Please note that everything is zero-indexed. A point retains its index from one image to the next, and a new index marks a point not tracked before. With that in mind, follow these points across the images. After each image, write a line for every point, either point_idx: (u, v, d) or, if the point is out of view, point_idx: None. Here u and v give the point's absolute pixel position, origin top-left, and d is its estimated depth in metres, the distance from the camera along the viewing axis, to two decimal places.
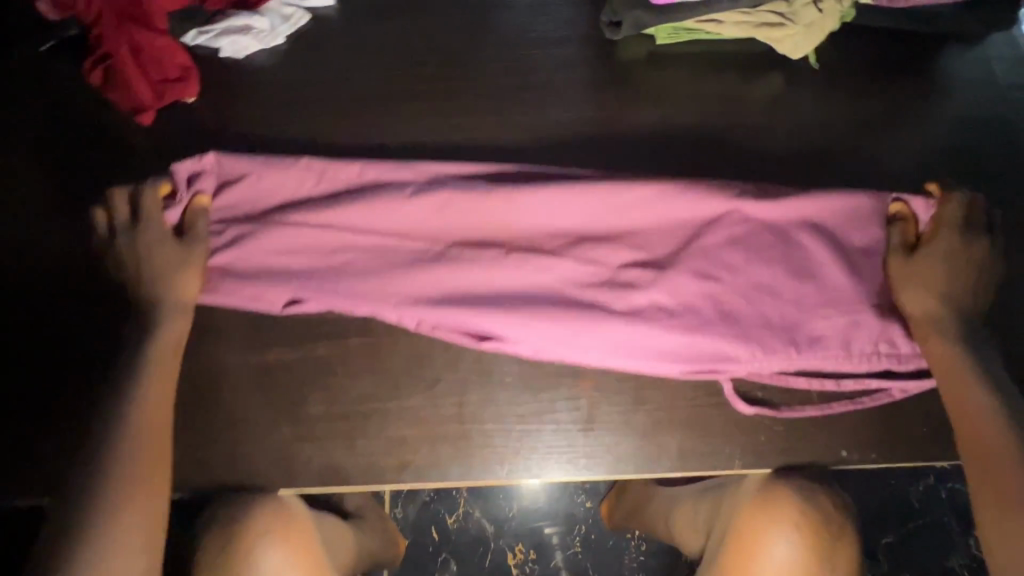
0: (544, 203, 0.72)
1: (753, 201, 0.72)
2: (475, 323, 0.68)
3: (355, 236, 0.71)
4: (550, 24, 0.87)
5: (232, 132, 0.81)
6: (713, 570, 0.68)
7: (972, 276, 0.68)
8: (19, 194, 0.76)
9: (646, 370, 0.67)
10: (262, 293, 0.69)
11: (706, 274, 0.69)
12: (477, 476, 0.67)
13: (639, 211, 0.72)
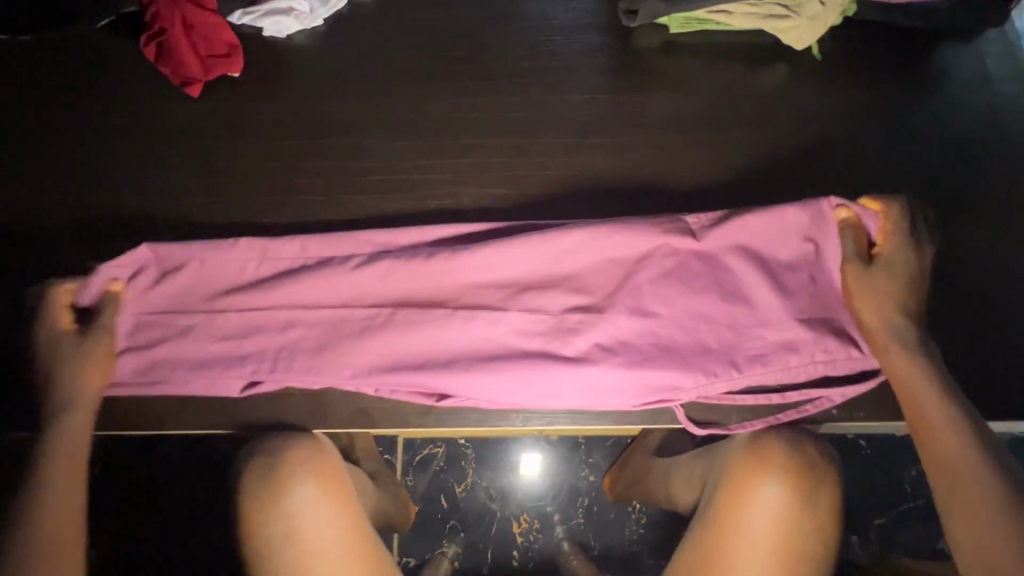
0: (491, 258, 0.74)
1: (682, 237, 0.74)
2: (428, 384, 0.71)
3: (313, 291, 0.74)
4: (570, 13, 0.93)
5: (274, 107, 0.88)
6: (708, 522, 0.70)
7: (919, 284, 0.70)
8: (81, 162, 0.85)
9: (599, 405, 0.71)
10: (233, 330, 0.73)
11: (642, 306, 0.72)
12: (494, 422, 0.74)
13: (576, 255, 0.74)
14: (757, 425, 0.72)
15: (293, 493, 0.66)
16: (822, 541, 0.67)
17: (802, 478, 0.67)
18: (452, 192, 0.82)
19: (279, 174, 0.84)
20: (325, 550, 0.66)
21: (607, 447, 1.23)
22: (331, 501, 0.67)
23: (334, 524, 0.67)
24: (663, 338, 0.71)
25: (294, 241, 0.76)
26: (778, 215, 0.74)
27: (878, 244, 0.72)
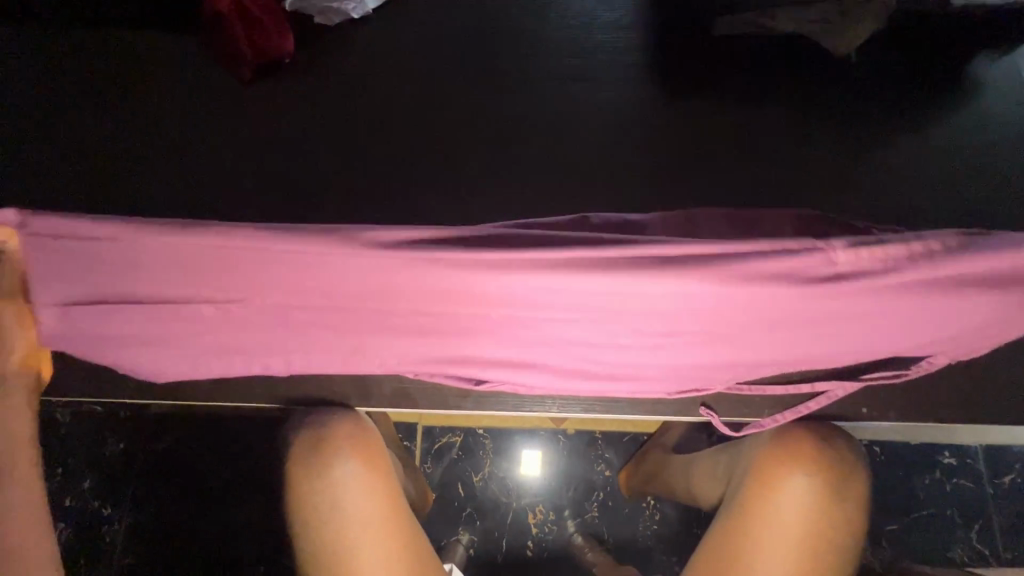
0: (524, 286, 0.57)
1: (817, 284, 0.56)
2: (469, 373, 0.70)
3: (308, 287, 0.60)
4: (611, 11, 0.95)
5: (321, 91, 0.90)
6: (734, 508, 0.72)
7: None
8: (123, 136, 0.85)
9: (633, 391, 0.73)
10: (247, 324, 0.65)
11: (731, 333, 0.63)
12: (530, 406, 0.77)
13: (671, 291, 0.56)
14: (790, 416, 0.73)
15: (335, 466, 0.68)
16: (848, 535, 0.68)
17: (829, 473, 0.69)
18: (491, 182, 0.83)
19: (320, 155, 0.85)
20: (367, 523, 0.68)
21: (624, 442, 1.25)
22: (371, 475, 0.69)
23: (374, 498, 0.69)
24: (737, 359, 0.68)
25: (259, 237, 0.55)
26: (959, 263, 0.55)
27: None
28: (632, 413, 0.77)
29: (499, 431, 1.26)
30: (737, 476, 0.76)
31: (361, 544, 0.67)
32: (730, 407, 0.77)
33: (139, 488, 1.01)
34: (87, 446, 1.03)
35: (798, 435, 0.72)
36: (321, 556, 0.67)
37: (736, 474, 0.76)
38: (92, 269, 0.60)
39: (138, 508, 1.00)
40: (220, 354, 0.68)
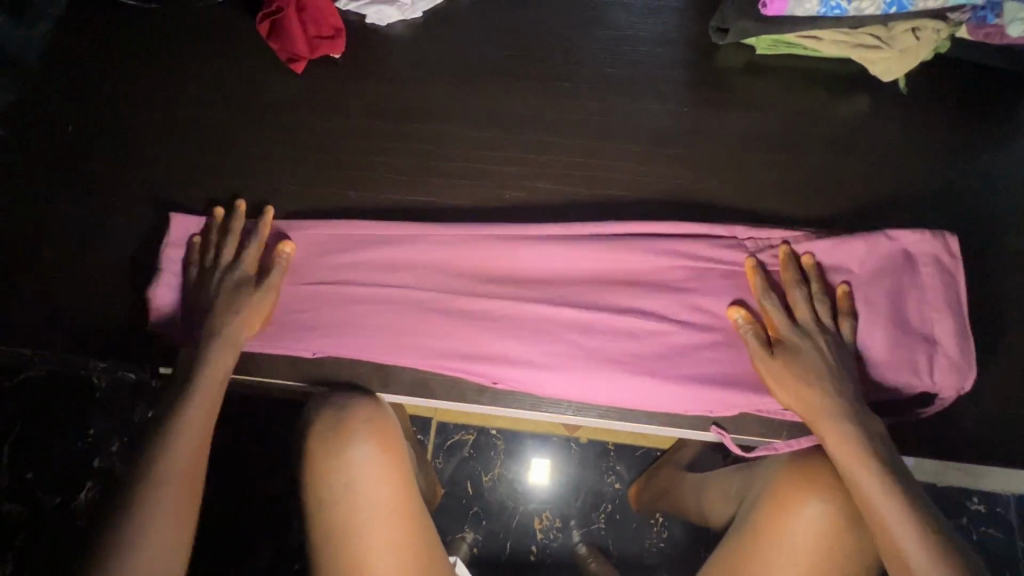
0: (547, 260, 0.78)
1: (737, 256, 0.77)
2: (486, 370, 0.74)
3: (381, 261, 0.80)
4: (658, 25, 0.95)
5: (368, 88, 0.94)
6: (746, 528, 0.71)
7: (823, 354, 0.68)
8: (198, 133, 0.95)
9: (650, 406, 0.73)
10: (316, 289, 0.79)
11: (701, 319, 0.75)
12: (545, 409, 0.76)
13: (628, 267, 0.78)
14: (806, 442, 0.72)
15: (354, 446, 0.70)
16: (862, 563, 0.66)
17: (850, 501, 0.66)
18: (525, 188, 0.85)
19: (364, 153, 0.89)
20: (380, 506, 0.69)
21: (636, 456, 1.24)
22: (387, 459, 0.71)
23: (387, 481, 0.70)
24: (731, 367, 0.73)
25: (359, 224, 0.81)
26: (839, 241, 0.76)
27: (772, 320, 0.71)
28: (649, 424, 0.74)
29: (511, 433, 1.26)
30: (753, 497, 0.74)
31: (373, 526, 0.69)
32: (749, 428, 0.75)
33: None
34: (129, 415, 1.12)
35: (816, 462, 0.69)
36: (332, 536, 0.68)
37: (752, 496, 0.75)
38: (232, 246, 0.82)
39: None
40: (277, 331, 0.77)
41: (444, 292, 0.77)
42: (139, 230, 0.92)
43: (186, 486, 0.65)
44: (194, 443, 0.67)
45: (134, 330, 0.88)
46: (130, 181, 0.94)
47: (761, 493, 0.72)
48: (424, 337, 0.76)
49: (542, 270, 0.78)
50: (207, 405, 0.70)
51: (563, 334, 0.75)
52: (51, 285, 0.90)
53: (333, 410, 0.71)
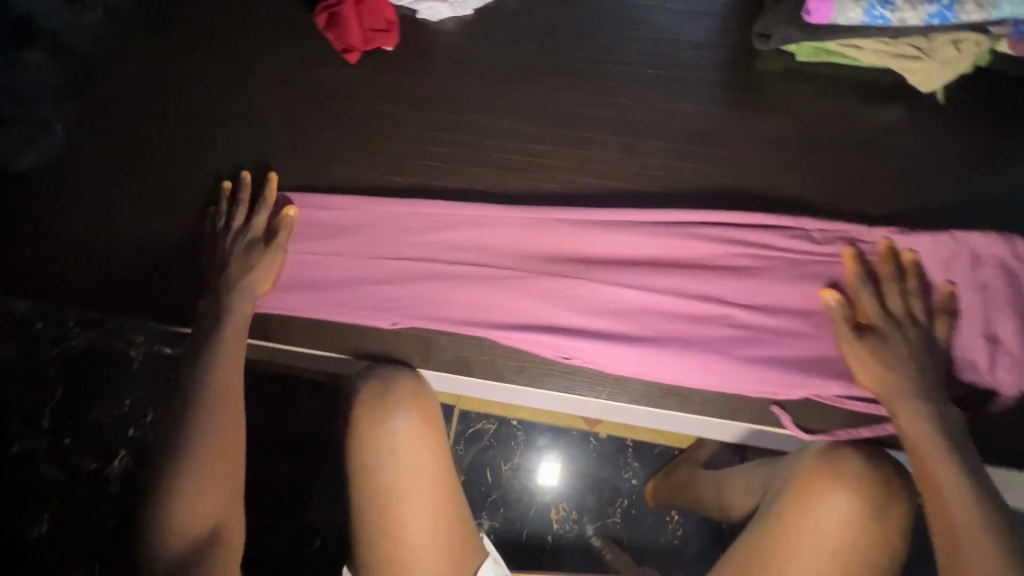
0: (617, 242, 0.83)
1: (802, 245, 0.81)
2: (560, 344, 0.77)
3: (429, 239, 0.85)
4: (700, 29, 0.98)
5: (418, 80, 0.98)
6: (772, 513, 0.73)
7: (917, 344, 0.70)
8: (254, 114, 1.00)
9: (715, 386, 0.75)
10: (364, 264, 0.84)
11: (770, 306, 0.78)
12: (578, 391, 0.78)
13: (693, 251, 0.82)
14: (866, 432, 0.73)
15: (397, 416, 0.73)
16: (886, 554, 0.68)
17: (878, 494, 0.68)
18: (564, 181, 0.88)
19: (411, 141, 0.93)
20: (418, 475, 0.72)
21: (654, 455, 1.24)
22: (427, 430, 0.74)
23: (427, 450, 0.74)
24: (798, 351, 0.76)
25: (408, 205, 0.87)
26: (908, 235, 0.79)
27: (865, 307, 0.74)
28: (679, 410, 0.76)
29: (532, 425, 1.28)
30: (781, 488, 0.76)
31: (410, 493, 0.72)
32: (777, 419, 0.76)
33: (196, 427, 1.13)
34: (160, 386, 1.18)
35: (845, 455, 0.71)
36: (372, 499, 0.71)
37: (779, 486, 0.77)
38: (321, 219, 0.88)
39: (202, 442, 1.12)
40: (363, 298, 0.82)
41: (518, 271, 0.81)
42: (193, 204, 0.97)
43: (224, 420, 0.71)
44: (227, 379, 0.73)
45: (182, 293, 0.92)
46: (191, 159, 0.99)
47: (788, 482, 0.74)
48: (476, 313, 0.80)
49: (614, 253, 0.82)
50: (234, 345, 0.76)
51: (638, 313, 0.79)
52: (104, 247, 0.96)
53: (381, 382, 0.75)
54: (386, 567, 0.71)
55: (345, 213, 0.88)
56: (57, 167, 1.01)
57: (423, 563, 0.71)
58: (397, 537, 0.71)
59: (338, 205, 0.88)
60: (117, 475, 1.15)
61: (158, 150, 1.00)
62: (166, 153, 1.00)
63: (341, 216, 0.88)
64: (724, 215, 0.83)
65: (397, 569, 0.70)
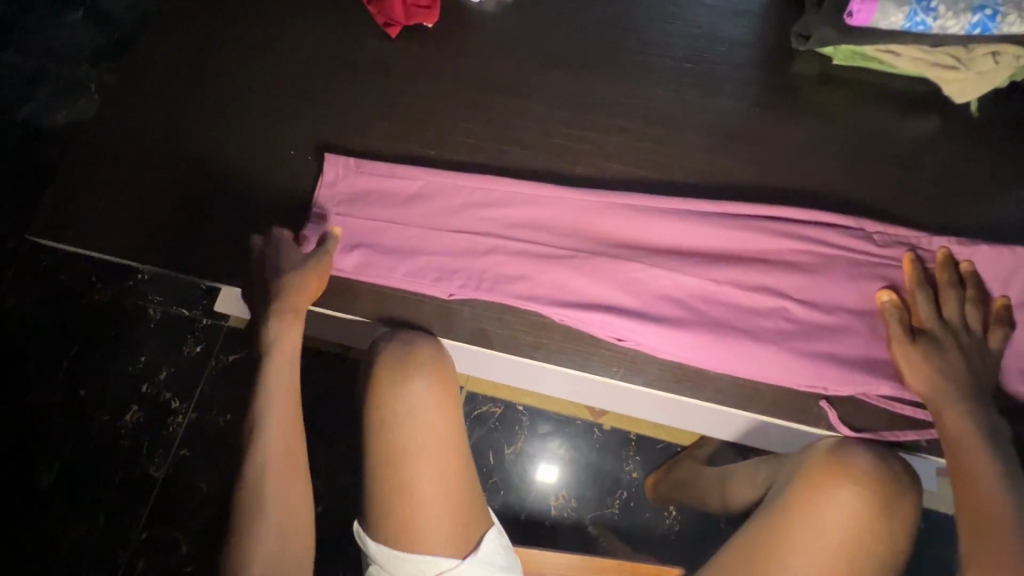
0: (669, 228, 0.81)
1: (860, 245, 0.80)
2: (611, 324, 0.77)
3: (458, 208, 0.84)
4: (738, 27, 0.99)
5: (455, 58, 1.00)
6: (780, 500, 0.73)
7: (969, 351, 0.71)
8: (294, 81, 1.02)
9: (762, 378, 0.75)
10: (388, 229, 0.84)
11: (826, 303, 0.78)
12: (593, 370, 0.78)
13: (747, 241, 0.80)
14: (911, 435, 0.74)
15: (412, 380, 0.75)
16: (892, 547, 0.68)
17: (883, 489, 0.69)
18: (592, 166, 0.90)
19: (444, 117, 0.95)
20: (430, 437, 0.74)
21: (656, 450, 1.23)
22: (441, 396, 0.76)
23: (445, 414, 0.76)
24: (845, 349, 0.76)
25: (439, 173, 0.86)
26: (968, 247, 0.79)
27: (920, 310, 0.74)
28: (693, 397, 0.76)
29: (537, 411, 1.27)
30: (787, 481, 0.76)
31: (420, 454, 0.73)
32: (791, 413, 0.76)
33: (209, 388, 1.19)
34: (174, 342, 1.22)
35: (853, 451, 0.72)
36: (382, 458, 0.73)
37: (785, 480, 0.77)
38: (377, 183, 0.87)
39: (217, 399, 1.18)
40: (412, 264, 0.82)
41: (542, 247, 0.81)
42: (224, 161, 0.98)
43: (284, 464, 0.72)
44: (283, 425, 0.73)
45: (211, 245, 0.93)
46: (226, 123, 1.00)
47: (798, 471, 0.75)
48: (509, 283, 0.80)
49: (672, 240, 0.81)
50: (286, 386, 0.74)
51: (691, 300, 0.78)
52: (135, 195, 0.97)
53: (408, 344, 0.77)
54: (393, 523, 0.72)
55: (397, 177, 0.87)
56: (95, 121, 1.03)
57: (429, 523, 0.72)
58: (406, 494, 0.72)
59: (381, 170, 0.88)
60: (128, 430, 1.17)
61: (196, 109, 1.02)
62: (204, 112, 1.02)
63: (388, 180, 0.87)
64: (756, 208, 0.81)
65: (404, 526, 0.72)
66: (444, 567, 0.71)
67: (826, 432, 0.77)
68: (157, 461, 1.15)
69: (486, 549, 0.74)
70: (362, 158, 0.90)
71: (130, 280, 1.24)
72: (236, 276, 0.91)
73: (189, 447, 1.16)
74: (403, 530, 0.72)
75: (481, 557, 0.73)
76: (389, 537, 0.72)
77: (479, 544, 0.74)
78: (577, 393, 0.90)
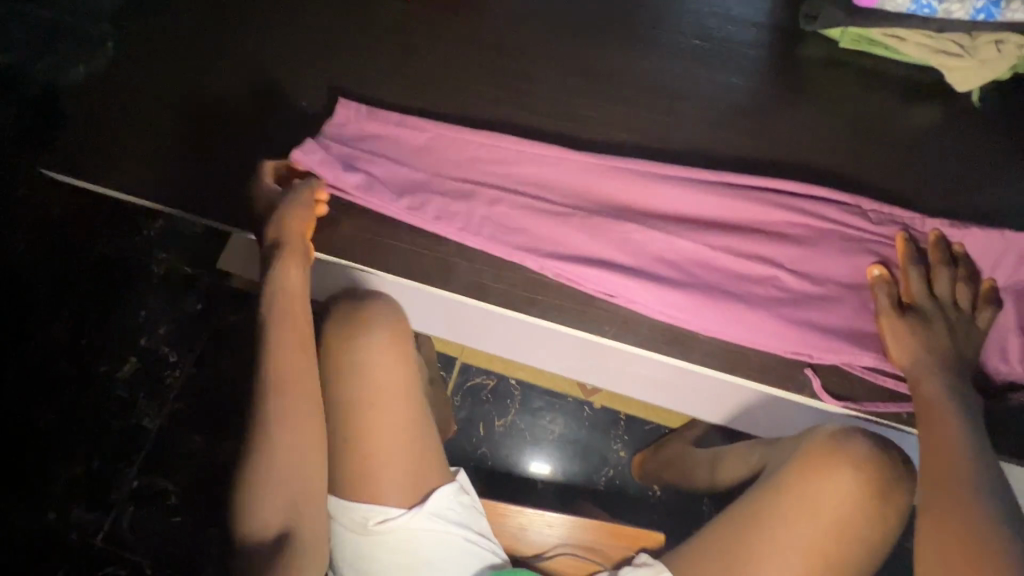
0: (669, 194, 0.83)
1: (854, 221, 0.81)
2: (605, 282, 0.78)
3: (463, 163, 0.86)
4: (750, 8, 1.00)
5: (470, 23, 1.01)
6: (774, 481, 0.71)
7: (954, 326, 0.73)
8: (310, 36, 1.03)
9: (750, 342, 0.77)
10: (393, 180, 0.85)
11: (817, 275, 0.79)
12: (586, 328, 0.80)
13: (745, 209, 0.82)
14: (892, 408, 0.76)
15: (367, 335, 0.75)
16: (879, 535, 0.67)
17: (877, 478, 0.67)
18: (597, 133, 0.91)
19: (455, 77, 0.97)
20: (384, 391, 0.74)
21: (644, 430, 1.22)
22: (395, 351, 0.76)
23: (394, 367, 0.75)
24: (833, 319, 0.77)
25: (448, 129, 0.88)
26: (960, 229, 0.81)
27: (909, 286, 0.76)
28: (682, 358, 0.78)
29: (530, 385, 1.26)
30: (780, 464, 0.75)
31: (367, 406, 0.73)
32: (777, 380, 0.78)
33: (207, 342, 1.20)
34: (172, 294, 1.22)
35: (852, 441, 0.70)
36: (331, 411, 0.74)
37: (779, 463, 0.75)
38: (386, 134, 0.89)
39: (216, 353, 1.20)
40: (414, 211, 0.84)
41: (544, 203, 0.83)
42: (237, 110, 1.00)
43: (298, 395, 0.65)
44: (294, 356, 0.67)
45: (218, 190, 0.94)
46: (241, 76, 1.02)
47: (796, 454, 0.72)
48: (509, 237, 0.82)
49: (671, 206, 0.83)
50: (297, 320, 0.70)
51: (685, 262, 0.79)
52: (148, 138, 0.99)
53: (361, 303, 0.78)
54: (346, 474, 0.72)
55: (406, 130, 0.89)
56: (114, 69, 1.04)
57: (383, 472, 0.72)
58: (359, 445, 0.72)
59: (390, 117, 0.90)
60: (124, 380, 1.17)
61: (214, 59, 1.04)
62: (221, 62, 1.03)
63: (398, 133, 0.89)
64: (756, 180, 0.83)
65: (355, 475, 0.72)
66: (388, 516, 0.71)
67: (812, 403, 0.78)
68: (151, 413, 1.16)
69: (434, 502, 0.73)
70: (373, 107, 0.92)
71: (135, 235, 1.24)
72: (240, 221, 0.92)
73: (185, 400, 1.17)
74: (355, 480, 0.72)
75: (428, 510, 0.72)
76: (341, 486, 0.72)
77: (428, 498, 0.73)
78: (568, 356, 0.91)
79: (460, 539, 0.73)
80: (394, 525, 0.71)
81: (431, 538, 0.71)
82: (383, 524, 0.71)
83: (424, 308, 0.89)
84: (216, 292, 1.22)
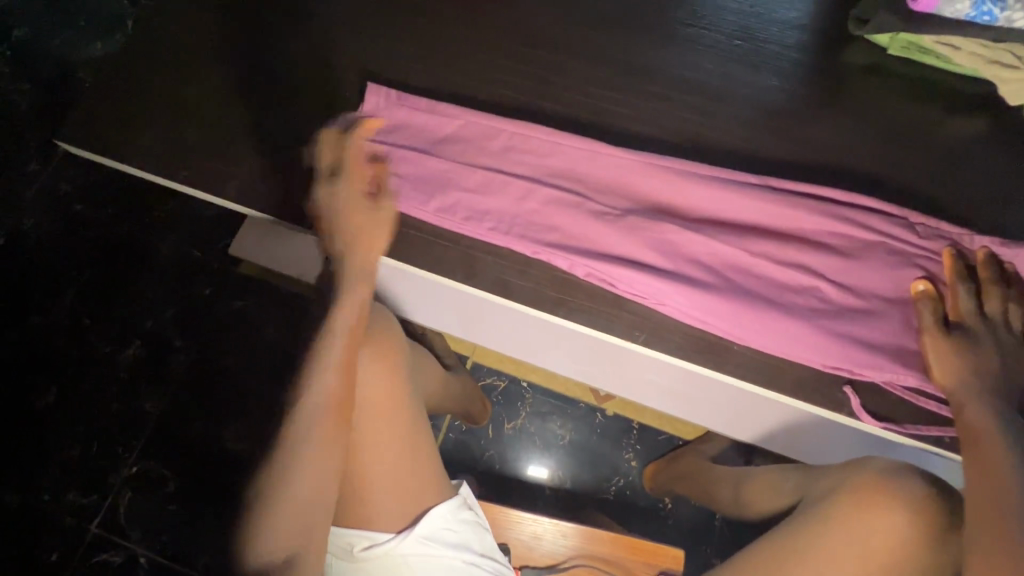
0: (707, 196, 0.80)
1: (900, 234, 0.78)
2: (636, 284, 0.75)
3: (493, 154, 0.83)
4: (795, 10, 0.97)
5: (505, 10, 0.98)
6: (816, 513, 0.68)
7: (1004, 348, 0.69)
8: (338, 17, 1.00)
9: (786, 354, 0.73)
10: (419, 169, 0.82)
11: (861, 288, 0.76)
12: (613, 332, 0.77)
13: (787, 216, 0.78)
14: (935, 432, 0.72)
15: (369, 346, 0.72)
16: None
17: (929, 528, 0.63)
18: (633, 130, 0.88)
19: (487, 66, 0.94)
20: (377, 416, 0.70)
21: (659, 441, 1.18)
22: (386, 373, 0.71)
23: (396, 394, 0.71)
24: (875, 334, 0.74)
25: (479, 118, 0.85)
26: (1011, 248, 0.77)
27: (956, 303, 0.72)
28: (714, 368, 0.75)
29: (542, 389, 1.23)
30: (819, 494, 0.71)
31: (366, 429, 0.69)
32: (813, 395, 0.74)
33: (215, 326, 1.17)
34: (181, 276, 1.19)
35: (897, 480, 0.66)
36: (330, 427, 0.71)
37: (818, 492, 0.72)
38: (414, 121, 0.86)
39: (223, 339, 1.16)
40: (441, 203, 0.81)
41: (576, 199, 0.80)
42: (260, 89, 0.96)
43: (330, 415, 0.62)
44: (335, 374, 0.64)
45: (237, 171, 0.91)
46: (264, 54, 0.99)
47: (837, 485, 0.69)
48: (539, 234, 0.79)
49: (710, 209, 0.79)
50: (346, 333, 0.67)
51: (722, 267, 0.76)
52: (168, 114, 0.96)
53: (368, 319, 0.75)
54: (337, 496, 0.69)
55: (435, 118, 0.86)
56: (136, 42, 1.01)
57: (369, 499, 0.68)
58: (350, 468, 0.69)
59: (420, 103, 0.87)
60: (127, 364, 1.14)
61: (238, 36, 1.01)
62: (245, 38, 1.00)
63: (426, 120, 0.86)
64: (798, 187, 0.81)
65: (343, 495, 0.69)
66: (375, 541, 0.67)
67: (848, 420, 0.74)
68: (153, 399, 1.13)
69: (426, 524, 0.69)
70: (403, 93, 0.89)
71: (145, 215, 1.21)
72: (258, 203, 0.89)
73: (189, 387, 1.14)
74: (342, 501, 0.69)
75: (417, 534, 0.68)
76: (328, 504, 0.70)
77: (420, 519, 0.69)
78: (590, 360, 0.87)
79: (454, 563, 0.68)
80: (379, 551, 0.67)
81: (423, 563, 0.67)
82: (369, 550, 0.67)
83: (442, 303, 0.86)
84: (226, 276, 1.19)
